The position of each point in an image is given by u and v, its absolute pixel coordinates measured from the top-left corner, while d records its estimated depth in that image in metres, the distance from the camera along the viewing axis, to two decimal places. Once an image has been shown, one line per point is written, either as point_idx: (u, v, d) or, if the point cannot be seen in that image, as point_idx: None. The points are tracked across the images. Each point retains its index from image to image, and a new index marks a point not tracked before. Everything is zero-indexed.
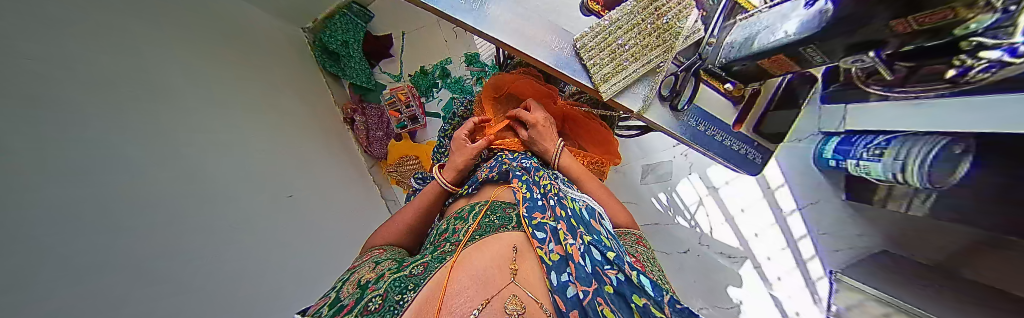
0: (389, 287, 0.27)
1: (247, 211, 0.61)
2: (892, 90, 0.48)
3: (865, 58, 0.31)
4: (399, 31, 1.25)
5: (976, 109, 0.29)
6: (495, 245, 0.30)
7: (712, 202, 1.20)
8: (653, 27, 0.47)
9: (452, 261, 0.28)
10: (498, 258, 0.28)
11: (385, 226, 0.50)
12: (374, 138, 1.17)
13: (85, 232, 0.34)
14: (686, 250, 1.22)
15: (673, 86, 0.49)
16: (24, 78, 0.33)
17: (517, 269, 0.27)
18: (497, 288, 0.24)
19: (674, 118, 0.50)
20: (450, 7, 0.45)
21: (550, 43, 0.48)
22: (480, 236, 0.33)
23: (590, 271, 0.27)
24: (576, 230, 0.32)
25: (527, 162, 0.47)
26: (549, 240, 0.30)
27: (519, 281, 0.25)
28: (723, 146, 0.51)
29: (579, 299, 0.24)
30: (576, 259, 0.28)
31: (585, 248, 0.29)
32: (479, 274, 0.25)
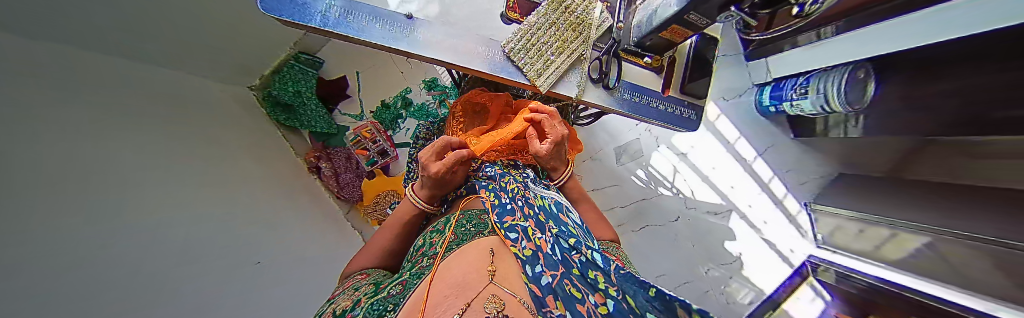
0: (367, 312, 0.26)
1: (239, 275, 0.57)
2: (766, 33, 0.62)
3: (733, 13, 0.38)
4: (355, 71, 1.25)
5: (921, 22, 0.50)
6: (471, 251, 0.30)
7: (686, 168, 1.33)
8: (567, 24, 0.52)
9: (430, 276, 0.27)
10: (475, 264, 0.27)
11: (365, 249, 0.47)
12: (346, 180, 1.13)
13: (123, 297, 0.33)
14: (677, 217, 1.29)
15: (599, 69, 0.54)
16: (71, 144, 0.33)
17: (495, 270, 0.26)
18: (476, 290, 0.23)
19: (609, 96, 0.54)
20: (383, 39, 0.47)
21: (483, 53, 0.51)
22: (457, 246, 0.33)
23: (558, 259, 0.29)
24: (544, 224, 0.34)
25: (491, 170, 0.48)
26: (520, 237, 0.30)
27: (498, 281, 0.24)
28: (661, 112, 0.56)
29: (551, 283, 0.25)
30: (545, 250, 0.29)
31: (553, 240, 0.31)
32: (459, 282, 0.24)
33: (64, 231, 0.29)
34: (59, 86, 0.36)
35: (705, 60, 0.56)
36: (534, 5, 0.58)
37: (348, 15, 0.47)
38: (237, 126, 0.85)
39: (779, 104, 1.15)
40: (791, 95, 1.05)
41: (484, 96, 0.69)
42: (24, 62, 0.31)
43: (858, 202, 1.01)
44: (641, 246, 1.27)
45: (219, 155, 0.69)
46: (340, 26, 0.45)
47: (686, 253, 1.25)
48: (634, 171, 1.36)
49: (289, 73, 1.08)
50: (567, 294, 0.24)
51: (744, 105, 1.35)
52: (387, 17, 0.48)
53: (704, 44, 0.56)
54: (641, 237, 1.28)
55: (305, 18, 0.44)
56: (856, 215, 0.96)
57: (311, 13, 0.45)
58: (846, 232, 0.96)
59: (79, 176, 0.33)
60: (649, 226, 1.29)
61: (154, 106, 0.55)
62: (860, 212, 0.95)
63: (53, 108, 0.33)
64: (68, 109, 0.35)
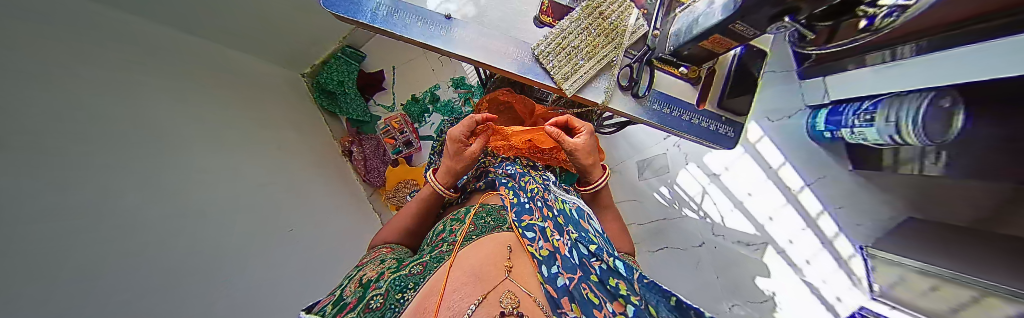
0: (390, 286, 0.27)
1: (262, 243, 0.62)
2: (827, 47, 0.56)
3: (784, 24, 0.35)
4: (390, 65, 1.33)
5: (993, 52, 0.44)
6: (488, 243, 0.30)
7: (716, 190, 1.23)
8: (600, 29, 0.52)
9: (449, 262, 0.28)
10: (492, 256, 0.27)
11: (382, 228, 0.50)
12: (371, 167, 1.20)
13: (121, 258, 0.35)
14: (702, 243, 1.20)
15: (630, 76, 0.52)
16: (74, 107, 0.34)
17: (512, 266, 0.25)
18: (492, 282, 0.23)
19: (637, 105, 0.52)
20: (421, 35, 0.50)
21: (511, 53, 0.52)
22: (475, 236, 0.33)
23: (576, 262, 0.27)
24: (562, 227, 0.33)
25: (512, 169, 0.48)
26: (538, 237, 0.30)
27: (514, 277, 0.24)
28: (694, 126, 0.53)
29: (568, 286, 0.24)
30: (562, 252, 0.28)
31: (572, 244, 0.30)
32: (475, 272, 0.24)
33: (70, 189, 0.31)
34: (75, 53, 0.38)
35: (748, 73, 0.52)
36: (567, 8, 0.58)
37: (393, 12, 0.50)
38: (279, 107, 0.94)
39: (836, 130, 1.03)
40: (853, 121, 0.93)
41: (510, 95, 0.69)
42: (26, 26, 0.31)
43: (936, 256, 0.85)
44: (656, 269, 1.19)
45: (255, 131, 0.75)
46: (385, 22, 0.49)
47: (708, 283, 1.15)
48: (656, 187, 1.28)
49: (335, 64, 1.18)
50: (584, 299, 0.23)
51: (793, 127, 1.23)
52: (426, 17, 0.51)
53: (749, 58, 0.52)
54: (658, 259, 1.20)
55: (356, 14, 0.48)
56: (925, 268, 0.82)
57: (361, 10, 0.49)
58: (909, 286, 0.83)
59: (83, 131, 0.34)
60: (668, 248, 1.22)
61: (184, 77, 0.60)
62: (930, 265, 0.82)
63: (62, 66, 0.34)
64: (78, 68, 0.37)
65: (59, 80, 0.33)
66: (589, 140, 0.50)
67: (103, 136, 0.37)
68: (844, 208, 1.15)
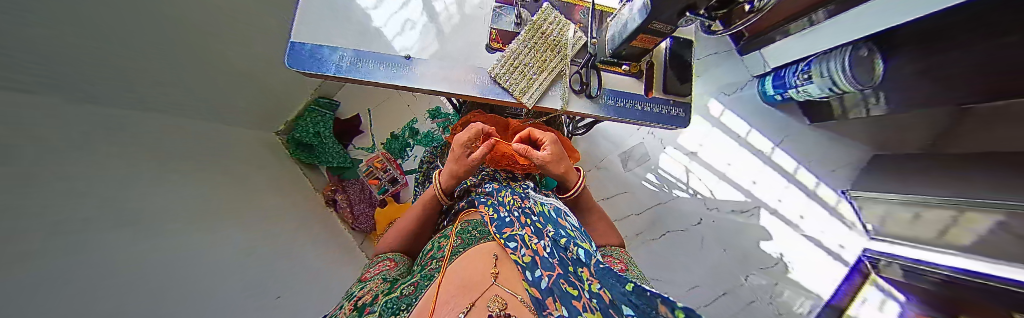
0: (382, 308, 0.26)
1: (263, 309, 0.59)
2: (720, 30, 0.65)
3: (692, 18, 0.41)
4: (365, 108, 1.35)
5: None
6: (476, 254, 0.32)
7: (698, 167, 1.28)
8: (546, 45, 0.57)
9: (440, 275, 0.29)
10: (479, 267, 0.29)
11: (389, 230, 0.51)
12: (359, 211, 1.18)
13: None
14: (699, 220, 1.23)
15: (581, 81, 0.57)
16: (106, 180, 0.35)
17: (498, 272, 0.28)
18: (479, 292, 0.25)
19: (593, 105, 0.56)
20: (385, 77, 0.53)
21: (472, 79, 0.56)
22: (463, 249, 0.34)
23: (555, 261, 0.29)
24: (541, 230, 0.34)
25: (490, 186, 0.50)
26: (519, 245, 0.31)
27: (501, 282, 0.27)
28: (648, 114, 0.57)
29: (549, 286, 0.25)
30: (542, 255, 0.29)
31: (550, 244, 0.31)
32: (462, 284, 0.27)
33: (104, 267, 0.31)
34: (112, 127, 0.41)
35: (680, 60, 0.59)
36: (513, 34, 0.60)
37: (356, 61, 0.54)
38: (261, 168, 0.93)
39: (783, 92, 1.13)
40: (796, 82, 1.03)
41: (483, 116, 0.73)
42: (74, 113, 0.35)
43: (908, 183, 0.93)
44: (662, 256, 1.21)
45: (243, 195, 0.74)
46: (350, 72, 0.52)
47: (718, 259, 1.18)
48: (643, 175, 1.31)
49: (310, 116, 1.19)
50: (564, 293, 0.25)
51: (747, 97, 1.33)
52: (388, 59, 0.55)
53: (678, 48, 0.60)
54: (661, 246, 1.22)
55: (321, 68, 0.52)
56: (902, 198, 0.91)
57: (327, 64, 0.52)
58: (896, 220, 0.94)
59: (124, 214, 0.37)
60: (671, 232, 1.23)
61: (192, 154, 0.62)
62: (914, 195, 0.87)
63: (100, 146, 0.37)
64: (118, 153, 0.40)
65: (98, 158, 0.35)
66: (556, 147, 0.52)
67: (136, 219, 0.39)
68: (814, 160, 1.25)
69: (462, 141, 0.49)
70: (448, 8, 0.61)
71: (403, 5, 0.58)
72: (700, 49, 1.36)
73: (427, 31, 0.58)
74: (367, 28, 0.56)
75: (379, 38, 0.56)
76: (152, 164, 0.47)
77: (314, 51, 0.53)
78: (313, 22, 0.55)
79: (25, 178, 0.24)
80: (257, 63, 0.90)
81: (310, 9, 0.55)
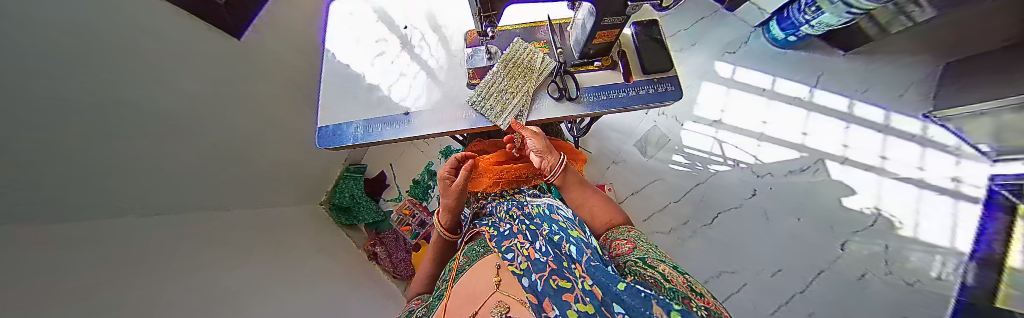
0: None
1: None
2: None
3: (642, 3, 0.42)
4: (388, 164, 1.46)
5: None
6: (478, 270, 0.35)
7: (728, 134, 1.18)
8: (518, 68, 0.61)
9: (449, 298, 0.34)
10: (483, 282, 0.33)
11: (416, 277, 0.54)
12: (399, 259, 1.26)
13: None
14: (754, 191, 1.10)
15: (559, 87, 0.59)
16: (156, 292, 0.40)
17: (499, 280, 0.32)
18: (485, 298, 0.30)
19: (577, 105, 0.57)
20: (390, 134, 0.60)
21: (462, 115, 0.61)
22: (468, 265, 0.38)
23: (546, 260, 0.28)
24: (534, 233, 0.34)
25: (491, 206, 0.52)
26: (514, 256, 0.32)
27: (502, 289, 0.30)
28: (636, 97, 0.57)
29: (541, 286, 0.25)
30: (534, 257, 0.29)
31: (542, 245, 0.31)
32: (470, 296, 0.32)
33: None
34: (143, 248, 0.46)
35: (651, 39, 0.59)
36: (488, 67, 0.65)
37: (367, 127, 0.61)
38: (309, 239, 1.04)
39: (795, 32, 1.04)
40: (803, 17, 0.96)
41: (484, 143, 0.76)
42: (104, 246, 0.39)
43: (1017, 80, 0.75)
44: (719, 239, 1.08)
45: (292, 269, 0.82)
46: (364, 137, 0.60)
47: (794, 230, 1.03)
48: (670, 158, 1.22)
49: (346, 182, 1.35)
50: (554, 289, 0.23)
51: (756, 49, 1.24)
52: (391, 119, 0.62)
53: (646, 29, 0.60)
54: (718, 230, 1.09)
55: (342, 141, 0.61)
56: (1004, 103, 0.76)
57: (345, 136, 0.61)
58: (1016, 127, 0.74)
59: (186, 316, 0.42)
60: (724, 212, 1.11)
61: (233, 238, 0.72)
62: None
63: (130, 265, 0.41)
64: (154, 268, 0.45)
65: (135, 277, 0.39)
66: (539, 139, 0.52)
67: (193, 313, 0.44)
68: (870, 90, 1.09)
69: (440, 179, 0.51)
70: (434, 59, 0.68)
71: (394, 70, 0.66)
72: (689, 19, 1.33)
73: (416, 84, 0.65)
74: (371, 98, 0.65)
75: (382, 102, 0.64)
76: (192, 257, 0.54)
77: (334, 129, 0.62)
78: (331, 106, 0.66)
79: (64, 298, 0.28)
80: (287, 150, 1.05)
81: (326, 97, 0.66)
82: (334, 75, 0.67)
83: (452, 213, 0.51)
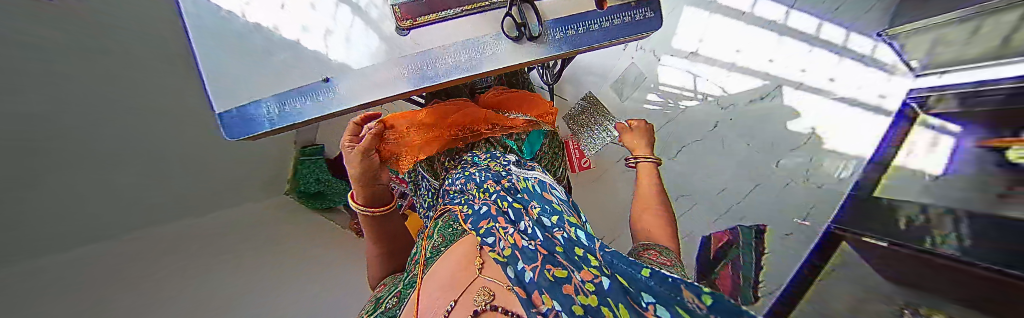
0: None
1: None
2: None
3: None
4: None
5: None
6: (460, 250, 0.43)
7: (703, 65, 1.15)
8: (464, 8, 0.46)
9: (417, 288, 0.40)
10: (465, 264, 0.39)
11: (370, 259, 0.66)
12: None
13: None
14: (716, 124, 1.13)
15: (516, 23, 0.45)
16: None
17: (481, 264, 0.38)
18: (465, 288, 0.35)
19: (540, 49, 0.47)
20: (314, 111, 0.48)
21: (401, 74, 0.46)
22: (447, 248, 0.46)
23: (532, 250, 0.34)
24: (520, 213, 0.42)
25: (459, 183, 0.60)
26: (496, 241, 0.39)
27: (484, 272, 0.37)
28: (605, 31, 0.48)
29: (530, 276, 0.31)
30: (518, 245, 0.36)
31: (529, 227, 0.38)
32: (446, 284, 0.38)
33: None
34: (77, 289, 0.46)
35: None
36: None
37: (281, 105, 0.48)
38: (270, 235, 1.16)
39: None
40: None
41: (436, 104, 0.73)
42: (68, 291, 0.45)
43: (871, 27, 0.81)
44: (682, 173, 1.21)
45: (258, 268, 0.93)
46: (282, 120, 0.48)
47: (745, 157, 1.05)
48: (645, 98, 1.30)
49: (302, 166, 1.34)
50: (546, 281, 0.29)
51: None
52: (309, 89, 0.48)
53: None
54: (680, 165, 1.21)
55: (257, 126, 0.49)
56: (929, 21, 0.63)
57: (258, 120, 0.49)
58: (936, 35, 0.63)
59: None
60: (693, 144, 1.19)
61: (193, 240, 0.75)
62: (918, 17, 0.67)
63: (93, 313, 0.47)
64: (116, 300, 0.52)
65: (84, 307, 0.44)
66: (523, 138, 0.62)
67: None
68: None
69: (343, 147, 0.56)
70: None
71: (303, 4, 0.48)
72: None
73: (332, 31, 0.46)
74: (276, 60, 0.48)
75: (298, 62, 0.47)
76: (163, 274, 0.63)
77: (241, 113, 0.49)
78: (225, 76, 0.48)
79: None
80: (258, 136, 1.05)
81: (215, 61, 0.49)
82: (215, 27, 0.47)
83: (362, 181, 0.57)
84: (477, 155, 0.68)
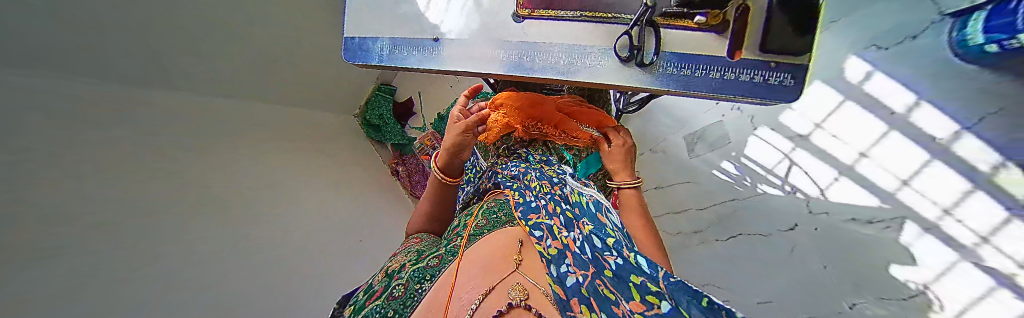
0: (410, 277, 0.42)
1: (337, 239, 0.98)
2: None
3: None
4: (416, 91, 1.65)
5: None
6: (501, 237, 0.44)
7: (805, 155, 0.97)
8: (583, 12, 0.45)
9: (458, 258, 0.42)
10: (505, 251, 0.40)
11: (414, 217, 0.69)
12: (417, 181, 1.52)
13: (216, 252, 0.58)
14: (796, 225, 0.95)
15: (630, 44, 0.43)
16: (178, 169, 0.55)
17: (521, 259, 0.38)
18: (502, 275, 0.34)
19: (645, 76, 0.44)
20: (417, 63, 0.55)
21: (499, 56, 0.50)
22: (488, 230, 0.48)
23: (588, 258, 0.37)
24: (571, 223, 0.44)
25: (515, 170, 0.63)
26: (543, 236, 0.41)
27: (523, 268, 0.36)
28: (725, 83, 0.42)
29: (579, 284, 0.33)
30: (571, 250, 0.38)
31: (582, 238, 0.40)
32: (482, 265, 0.38)
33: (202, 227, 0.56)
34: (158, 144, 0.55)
35: None
36: None
37: (392, 48, 0.56)
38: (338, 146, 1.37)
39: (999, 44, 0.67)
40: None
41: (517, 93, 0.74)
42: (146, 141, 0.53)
43: None
44: (726, 257, 1.08)
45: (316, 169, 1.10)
46: (389, 60, 0.57)
47: (814, 275, 0.87)
48: (717, 163, 1.19)
49: (377, 101, 1.52)
50: (601, 295, 0.32)
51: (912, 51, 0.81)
52: (418, 42, 0.55)
53: None
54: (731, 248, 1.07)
55: (369, 59, 0.58)
56: None
57: (372, 54, 0.58)
58: None
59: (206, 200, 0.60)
60: (744, 234, 1.06)
61: (261, 155, 0.82)
62: None
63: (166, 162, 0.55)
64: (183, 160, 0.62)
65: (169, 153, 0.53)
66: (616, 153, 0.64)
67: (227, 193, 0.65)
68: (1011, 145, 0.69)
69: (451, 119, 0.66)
70: None
71: None
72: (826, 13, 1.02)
73: None
74: (401, 10, 0.55)
75: (418, 17, 0.54)
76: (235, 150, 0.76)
77: (360, 44, 0.59)
78: (361, 12, 0.58)
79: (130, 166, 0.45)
80: None
81: None
82: None
83: (446, 154, 0.65)
84: (531, 153, 0.74)
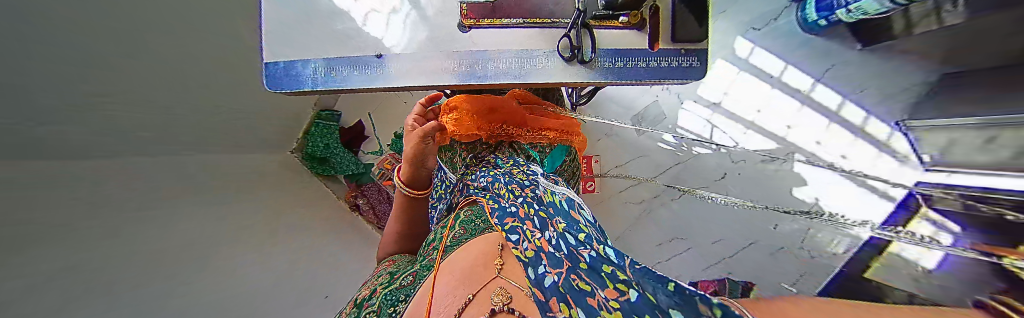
0: (387, 300, 0.49)
1: None
2: None
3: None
4: (366, 113, 1.51)
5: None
6: (479, 245, 0.49)
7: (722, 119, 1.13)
8: (526, 19, 0.48)
9: (435, 272, 0.48)
10: (482, 260, 0.45)
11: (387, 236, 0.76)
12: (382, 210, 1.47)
13: None
14: None
15: (571, 46, 0.47)
16: None
17: (499, 266, 0.43)
18: (480, 284, 0.42)
19: (587, 73, 0.49)
20: (362, 82, 0.51)
21: (451, 68, 0.50)
22: (464, 240, 0.52)
23: (563, 255, 0.39)
24: (546, 222, 0.45)
25: (485, 180, 0.64)
26: (519, 240, 0.44)
27: (501, 273, 0.42)
28: (653, 71, 0.49)
29: (554, 282, 0.37)
30: (546, 251, 0.41)
31: (556, 235, 0.42)
32: (461, 274, 0.45)
33: None
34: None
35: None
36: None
37: (328, 70, 0.52)
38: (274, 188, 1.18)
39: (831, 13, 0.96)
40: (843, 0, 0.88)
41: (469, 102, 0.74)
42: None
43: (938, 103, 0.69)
44: None
45: None
46: (326, 84, 0.52)
47: None
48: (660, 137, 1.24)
49: (319, 130, 1.37)
50: (573, 287, 0.35)
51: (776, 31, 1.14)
52: (358, 61, 0.51)
53: None
54: None
55: (301, 85, 0.52)
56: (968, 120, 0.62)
57: (304, 79, 0.52)
58: None
59: None
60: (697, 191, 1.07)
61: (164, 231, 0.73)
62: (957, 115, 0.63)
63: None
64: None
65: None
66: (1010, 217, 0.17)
67: None
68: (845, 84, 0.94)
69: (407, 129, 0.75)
70: None
71: None
72: None
73: (394, 13, 0.49)
74: (335, 28, 0.51)
75: (356, 35, 0.50)
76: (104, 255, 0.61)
77: (287, 69, 0.52)
78: (283, 32, 0.51)
79: None
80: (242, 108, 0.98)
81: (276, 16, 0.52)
82: None
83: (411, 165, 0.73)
84: (499, 158, 0.73)
